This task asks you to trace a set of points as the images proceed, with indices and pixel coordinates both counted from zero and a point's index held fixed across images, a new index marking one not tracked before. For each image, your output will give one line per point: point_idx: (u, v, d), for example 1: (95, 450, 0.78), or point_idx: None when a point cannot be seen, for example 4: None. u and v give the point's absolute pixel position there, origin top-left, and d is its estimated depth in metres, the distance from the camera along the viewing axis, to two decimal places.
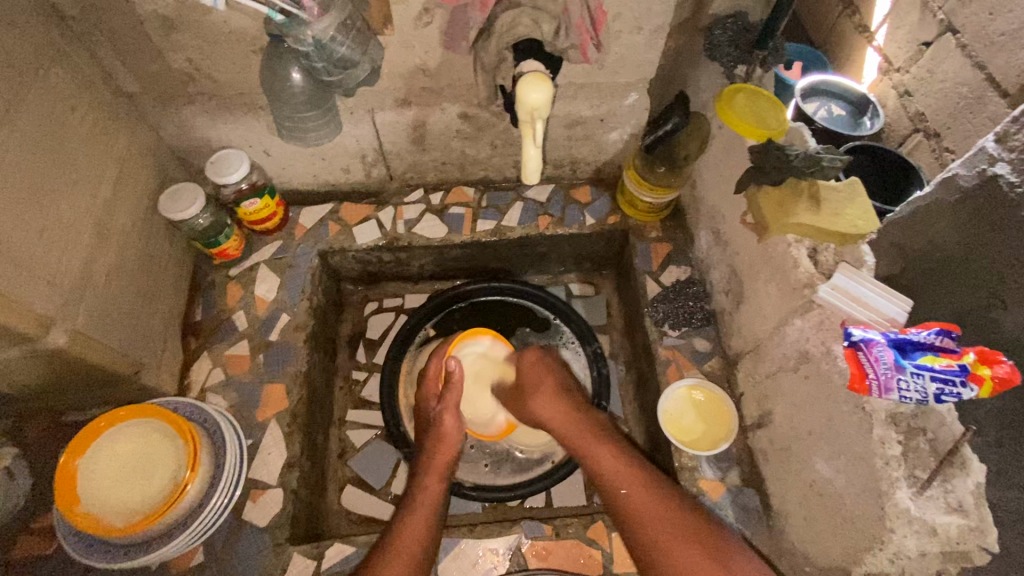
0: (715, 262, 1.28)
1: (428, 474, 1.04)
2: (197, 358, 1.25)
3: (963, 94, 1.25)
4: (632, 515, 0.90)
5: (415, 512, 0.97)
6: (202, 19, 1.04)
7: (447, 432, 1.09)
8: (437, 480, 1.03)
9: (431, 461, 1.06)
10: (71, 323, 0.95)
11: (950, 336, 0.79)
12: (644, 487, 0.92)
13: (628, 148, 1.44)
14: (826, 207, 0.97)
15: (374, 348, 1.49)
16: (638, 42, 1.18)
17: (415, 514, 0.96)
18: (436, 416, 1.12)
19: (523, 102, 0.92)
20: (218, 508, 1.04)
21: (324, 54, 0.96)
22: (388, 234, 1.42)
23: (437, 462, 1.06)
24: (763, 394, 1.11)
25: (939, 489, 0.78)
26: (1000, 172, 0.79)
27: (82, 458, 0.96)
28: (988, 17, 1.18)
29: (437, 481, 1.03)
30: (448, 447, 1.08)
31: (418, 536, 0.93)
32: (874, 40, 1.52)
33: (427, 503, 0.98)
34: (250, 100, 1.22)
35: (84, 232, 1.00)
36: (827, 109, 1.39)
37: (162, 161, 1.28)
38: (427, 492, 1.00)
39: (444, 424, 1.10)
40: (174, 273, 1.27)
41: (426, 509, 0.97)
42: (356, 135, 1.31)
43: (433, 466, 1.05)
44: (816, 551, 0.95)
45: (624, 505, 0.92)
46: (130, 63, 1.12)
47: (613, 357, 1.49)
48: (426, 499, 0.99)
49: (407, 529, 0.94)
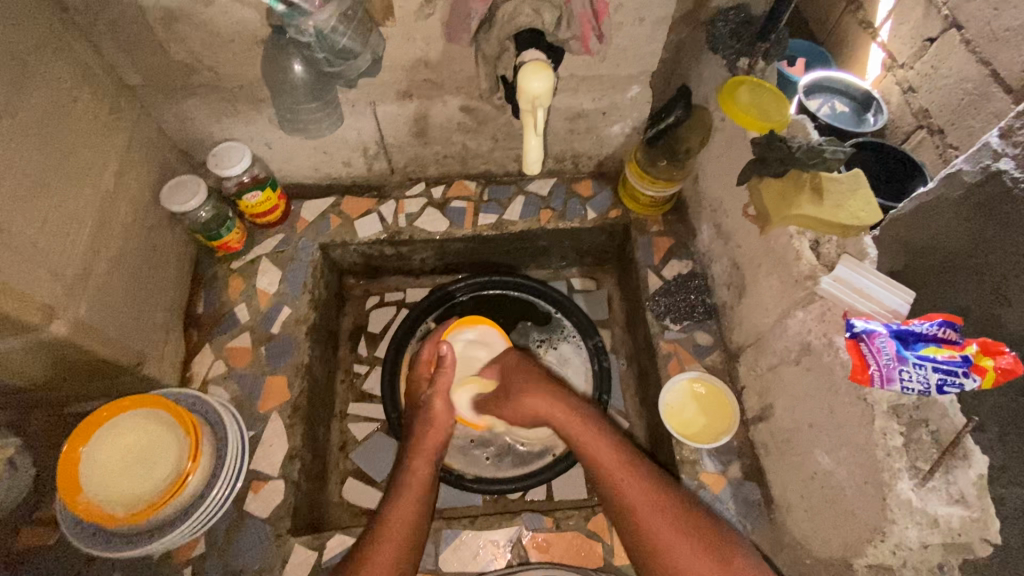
0: (717, 256, 1.28)
1: (416, 456, 1.03)
2: (198, 350, 1.25)
3: (967, 90, 1.24)
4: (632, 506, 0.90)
5: (405, 495, 0.96)
6: (204, 11, 1.05)
7: (436, 419, 1.09)
8: (426, 464, 1.02)
9: (421, 444, 1.06)
10: (73, 312, 0.95)
11: (953, 327, 0.78)
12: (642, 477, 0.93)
13: (629, 142, 1.44)
14: (828, 198, 0.97)
15: (375, 342, 1.49)
16: (640, 34, 1.18)
17: (407, 499, 0.96)
18: (426, 401, 1.11)
19: (524, 90, 0.92)
20: (220, 499, 1.04)
21: (325, 45, 0.96)
22: (390, 228, 1.42)
23: (426, 444, 1.06)
24: (765, 388, 1.11)
25: (941, 480, 0.78)
26: (1005, 168, 0.79)
27: (86, 446, 0.97)
28: (993, 12, 1.17)
29: (425, 463, 1.02)
30: (438, 430, 1.08)
31: (408, 523, 0.93)
32: (878, 36, 1.52)
33: (417, 486, 0.98)
34: (252, 93, 1.22)
35: (87, 222, 1.00)
36: (830, 105, 1.37)
37: (164, 152, 1.28)
38: (415, 473, 1.00)
39: (434, 407, 1.10)
40: (176, 265, 1.27)
41: (416, 492, 0.97)
42: (357, 128, 1.31)
43: (423, 449, 1.05)
44: (817, 543, 0.94)
45: (621, 495, 0.92)
46: (132, 54, 1.12)
47: (614, 352, 1.48)
48: (415, 483, 0.99)
49: (395, 514, 0.93)
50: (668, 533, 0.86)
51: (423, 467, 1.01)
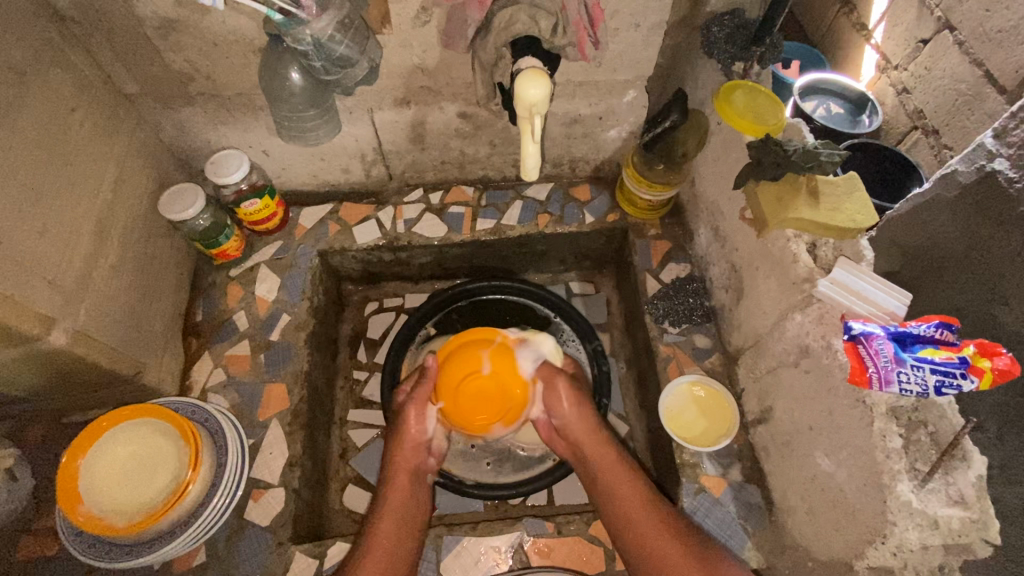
0: (715, 259, 1.29)
1: (395, 470, 1.03)
2: (197, 358, 1.25)
3: (961, 91, 1.25)
4: (629, 511, 0.95)
5: (384, 519, 0.96)
6: (201, 20, 1.05)
7: (410, 428, 1.07)
8: (406, 480, 1.02)
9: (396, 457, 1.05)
10: (72, 322, 0.95)
11: (950, 329, 0.79)
12: (646, 510, 0.94)
13: (626, 146, 1.45)
14: (824, 201, 0.97)
15: (375, 348, 1.49)
16: (636, 39, 1.18)
17: (385, 516, 0.97)
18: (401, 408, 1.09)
19: (522, 98, 0.92)
20: (220, 508, 1.03)
21: (322, 53, 0.96)
22: (388, 233, 1.42)
23: (402, 456, 1.05)
24: (764, 390, 1.11)
25: (941, 481, 0.79)
26: (999, 168, 0.80)
27: (84, 458, 0.96)
28: (985, 13, 1.18)
29: (406, 479, 1.02)
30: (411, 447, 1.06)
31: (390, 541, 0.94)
32: (871, 38, 1.53)
33: (397, 507, 0.99)
34: (249, 101, 1.23)
35: (85, 233, 1.00)
36: (825, 107, 1.39)
37: (162, 161, 1.29)
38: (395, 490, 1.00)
39: (408, 417, 1.07)
40: (175, 272, 1.27)
41: (396, 511, 0.97)
42: (355, 135, 1.32)
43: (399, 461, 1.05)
44: (818, 545, 0.95)
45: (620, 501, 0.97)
46: (129, 64, 1.12)
47: (613, 356, 1.48)
48: (394, 504, 0.99)
49: (378, 532, 0.94)
50: (650, 531, 0.92)
51: (400, 482, 1.01)
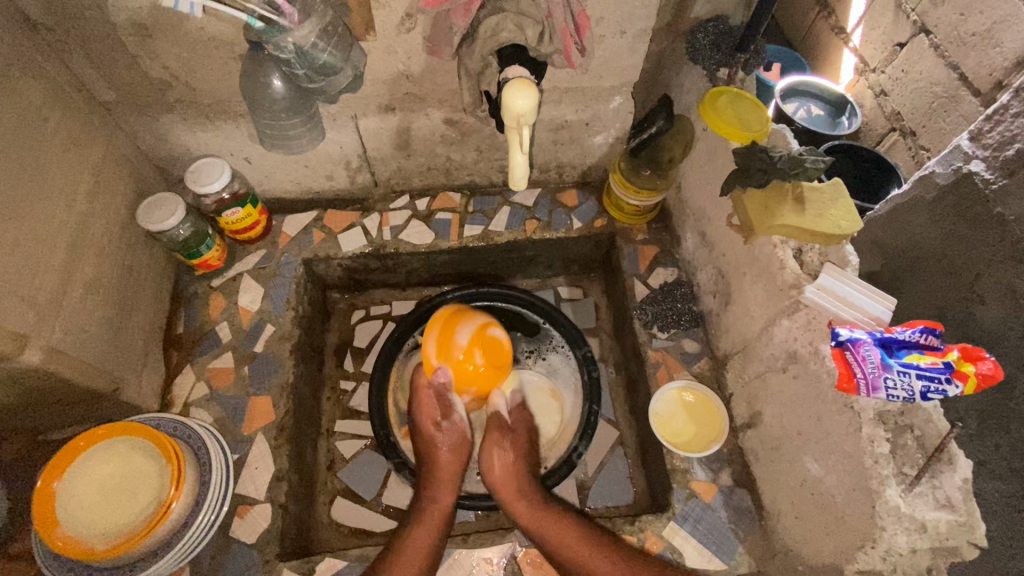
0: (702, 264, 1.30)
1: (438, 485, 1.11)
2: (179, 372, 1.22)
3: (937, 93, 1.27)
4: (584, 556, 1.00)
5: (421, 526, 1.03)
6: (179, 27, 1.02)
7: (446, 445, 1.16)
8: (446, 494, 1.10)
9: (438, 473, 1.12)
10: (47, 339, 0.92)
11: (933, 334, 0.80)
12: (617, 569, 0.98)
13: (612, 151, 1.45)
14: (809, 207, 0.97)
15: (361, 357, 1.47)
16: (621, 46, 1.18)
17: (424, 529, 1.02)
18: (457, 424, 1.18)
19: (509, 107, 0.91)
20: (205, 527, 1.00)
21: (305, 61, 0.94)
22: (374, 240, 1.40)
23: (444, 472, 1.12)
24: (753, 395, 1.12)
25: (928, 485, 0.80)
26: (976, 169, 0.82)
27: (62, 479, 0.93)
28: (959, 17, 1.19)
29: (448, 493, 1.10)
30: (452, 461, 1.14)
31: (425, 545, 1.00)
32: (850, 41, 1.54)
33: (434, 516, 1.05)
34: (230, 109, 1.20)
35: (59, 246, 0.97)
36: (806, 109, 1.40)
37: (140, 170, 1.26)
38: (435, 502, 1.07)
39: (442, 438, 1.16)
40: (154, 283, 1.24)
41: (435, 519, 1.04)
42: (339, 141, 1.30)
43: (443, 478, 1.12)
44: (809, 550, 0.95)
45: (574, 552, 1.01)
46: (104, 72, 1.09)
47: (602, 360, 1.48)
48: (432, 515, 1.05)
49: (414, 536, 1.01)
50: None
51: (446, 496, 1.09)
